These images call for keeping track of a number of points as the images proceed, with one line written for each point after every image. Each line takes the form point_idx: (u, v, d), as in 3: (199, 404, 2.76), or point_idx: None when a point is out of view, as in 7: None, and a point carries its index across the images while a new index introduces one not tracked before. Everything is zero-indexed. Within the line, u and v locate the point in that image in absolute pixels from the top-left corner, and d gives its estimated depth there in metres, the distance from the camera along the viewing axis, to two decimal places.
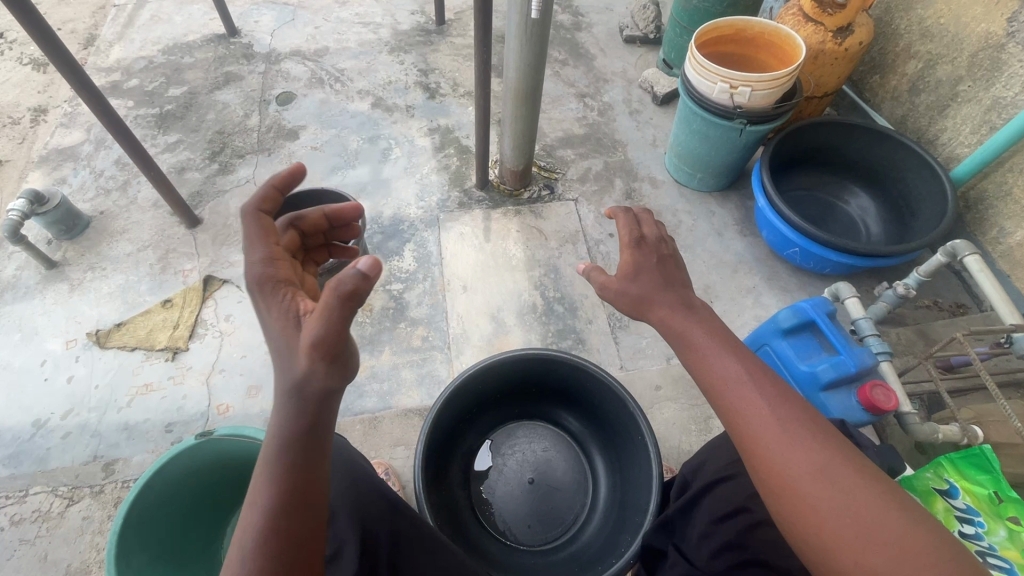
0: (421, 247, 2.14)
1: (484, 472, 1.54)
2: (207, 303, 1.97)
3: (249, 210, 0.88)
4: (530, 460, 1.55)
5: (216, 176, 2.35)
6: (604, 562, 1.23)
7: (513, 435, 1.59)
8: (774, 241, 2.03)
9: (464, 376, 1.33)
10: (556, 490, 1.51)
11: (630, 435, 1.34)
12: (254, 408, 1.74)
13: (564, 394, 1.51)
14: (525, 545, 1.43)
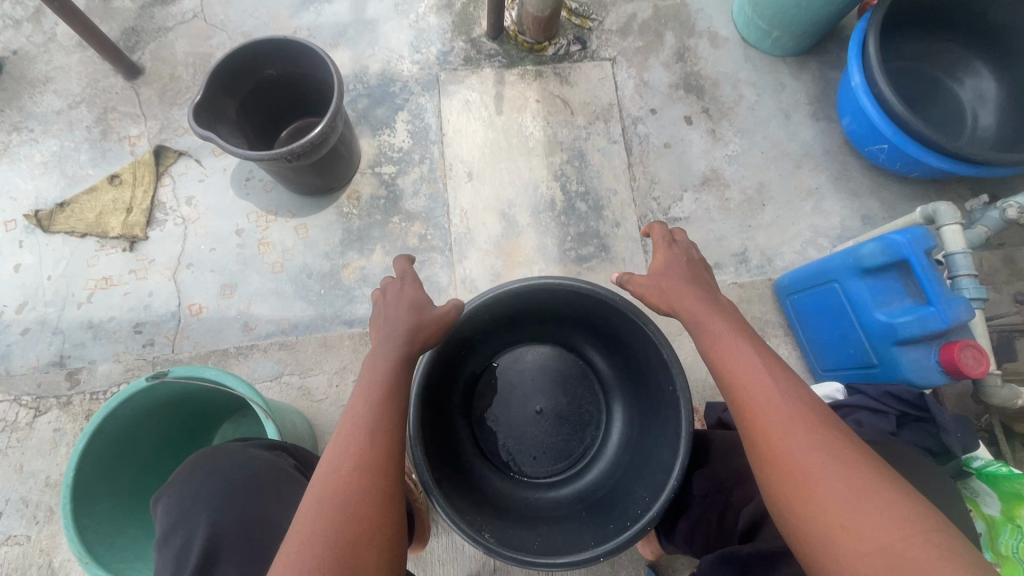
0: (417, 117, 1.73)
1: (488, 399, 1.39)
2: (162, 181, 1.65)
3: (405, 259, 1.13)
4: (540, 388, 1.40)
5: (152, 6, 1.83)
6: (617, 512, 1.13)
7: (523, 360, 1.42)
8: (861, 134, 1.60)
9: (471, 307, 1.09)
10: (566, 422, 1.39)
11: (660, 385, 1.14)
12: (230, 310, 1.55)
13: (584, 323, 1.29)
14: (529, 477, 1.34)
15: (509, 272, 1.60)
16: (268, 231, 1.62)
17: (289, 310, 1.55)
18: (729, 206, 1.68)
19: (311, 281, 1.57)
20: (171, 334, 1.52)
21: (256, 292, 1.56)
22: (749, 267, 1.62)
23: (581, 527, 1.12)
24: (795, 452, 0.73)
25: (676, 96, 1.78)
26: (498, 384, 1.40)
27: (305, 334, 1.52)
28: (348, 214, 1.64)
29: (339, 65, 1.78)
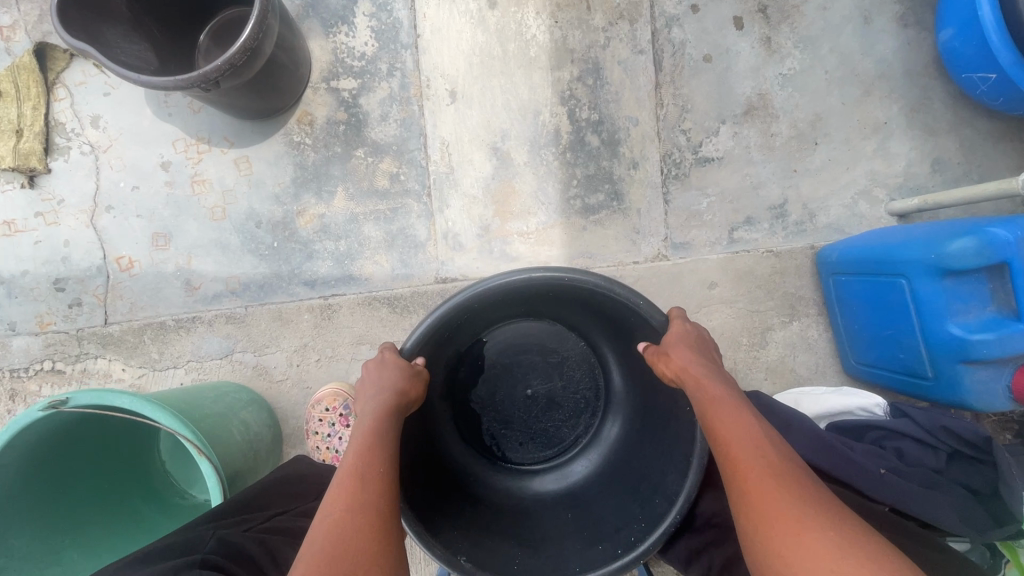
0: (382, 10, 1.30)
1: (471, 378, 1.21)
2: (56, 94, 1.29)
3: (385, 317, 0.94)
4: (533, 370, 1.22)
5: None
6: (607, 521, 1.00)
7: (517, 338, 1.22)
8: (963, 55, 1.22)
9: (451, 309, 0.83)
10: (559, 408, 1.23)
11: (676, 398, 0.94)
12: (167, 265, 1.30)
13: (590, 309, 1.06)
14: (513, 462, 1.21)
15: (500, 225, 1.32)
16: (201, 165, 1.30)
17: (237, 266, 1.30)
18: (774, 145, 1.36)
19: (260, 231, 1.30)
20: (101, 294, 1.30)
21: (195, 244, 1.30)
22: (786, 224, 1.34)
23: (567, 537, 0.99)
24: (779, 522, 0.62)
25: None
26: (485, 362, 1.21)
27: (258, 297, 1.29)
28: (299, 145, 1.31)
29: None
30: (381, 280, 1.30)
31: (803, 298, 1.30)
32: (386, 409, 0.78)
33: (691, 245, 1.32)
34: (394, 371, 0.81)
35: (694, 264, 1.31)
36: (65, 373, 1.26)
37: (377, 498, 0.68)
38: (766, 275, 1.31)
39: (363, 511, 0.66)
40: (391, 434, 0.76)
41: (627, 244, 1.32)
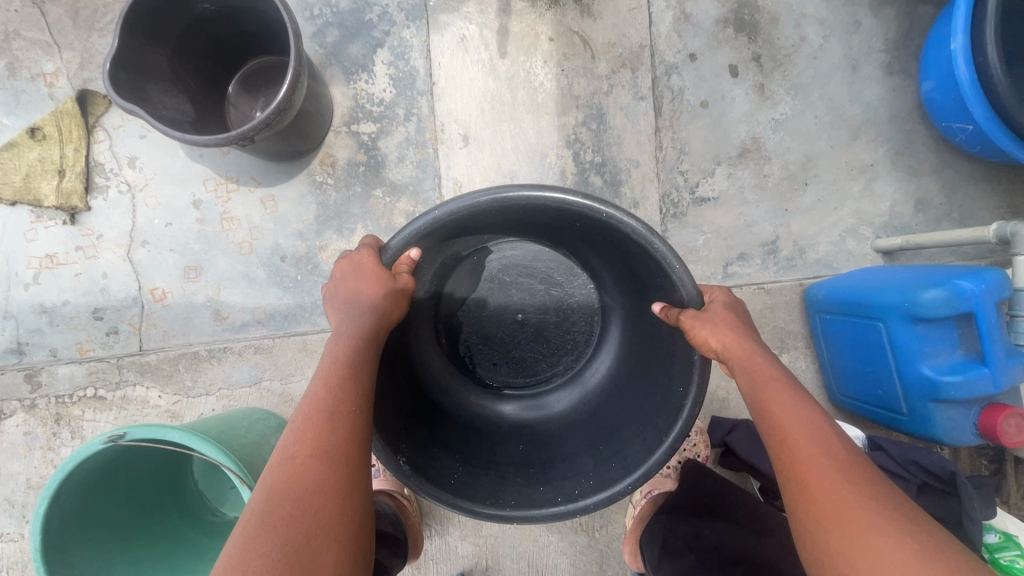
0: (400, 59, 1.40)
1: (465, 289, 1.21)
2: (95, 136, 1.39)
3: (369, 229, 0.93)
4: (529, 295, 1.23)
5: None
6: (561, 459, 1.01)
7: (524, 259, 1.21)
8: (942, 104, 1.31)
9: (461, 207, 0.79)
10: (540, 339, 1.26)
11: (672, 337, 0.92)
12: (198, 296, 1.40)
13: (609, 252, 1.04)
14: (481, 379, 1.25)
15: None
16: (230, 203, 1.40)
17: (264, 297, 1.39)
18: (766, 185, 1.44)
19: (285, 265, 1.39)
20: (136, 322, 1.39)
21: (224, 276, 1.39)
22: (777, 260, 1.43)
23: (513, 467, 0.99)
24: (842, 520, 0.66)
25: (722, 36, 1.43)
26: (483, 272, 1.21)
27: (283, 326, 1.39)
28: (322, 185, 1.40)
29: None
30: None
31: (792, 331, 1.39)
32: (362, 319, 0.82)
33: None
34: (376, 280, 0.82)
35: None
36: (106, 399, 1.36)
37: (342, 440, 0.72)
38: (758, 310, 1.39)
39: (325, 456, 0.71)
40: (361, 360, 0.79)
41: None
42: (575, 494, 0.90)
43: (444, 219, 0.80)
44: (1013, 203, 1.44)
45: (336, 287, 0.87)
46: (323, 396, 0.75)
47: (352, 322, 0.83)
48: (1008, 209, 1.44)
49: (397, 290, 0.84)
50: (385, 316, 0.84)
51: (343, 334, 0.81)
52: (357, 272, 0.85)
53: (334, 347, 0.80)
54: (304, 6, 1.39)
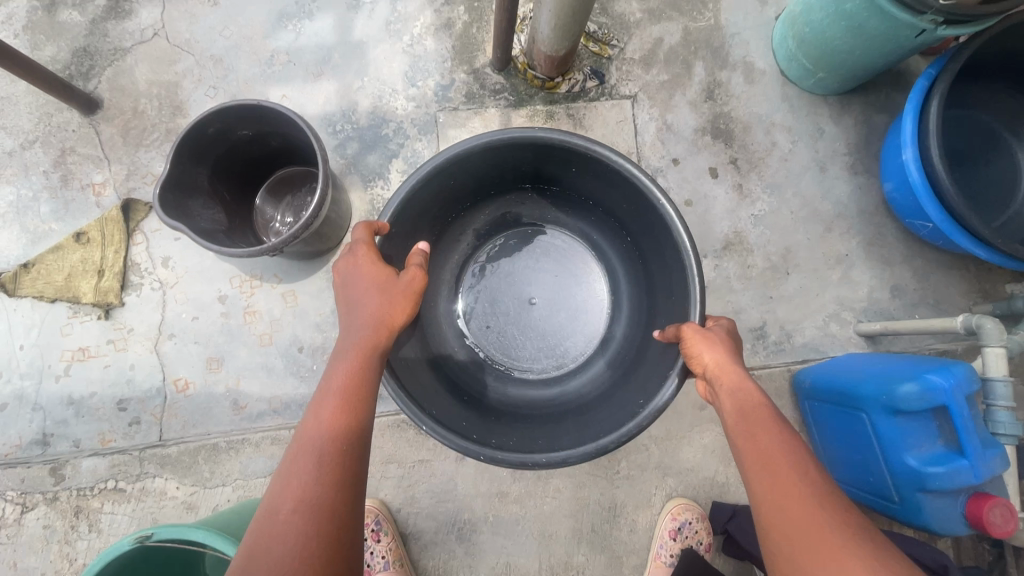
0: (413, 167, 1.55)
1: (512, 246, 1.49)
2: (134, 238, 1.52)
3: (364, 231, 0.99)
4: (552, 288, 1.47)
5: (107, 20, 1.60)
6: (493, 426, 1.15)
7: (567, 250, 1.48)
8: (904, 205, 1.44)
9: (551, 136, 1.06)
10: (534, 328, 1.45)
11: (674, 309, 1.12)
12: (218, 386, 1.47)
13: (637, 250, 1.30)
14: (467, 324, 1.45)
15: None
16: (253, 298, 1.50)
17: (281, 386, 1.47)
18: (751, 274, 1.55)
19: (302, 355, 1.48)
20: (157, 412, 1.46)
21: (244, 366, 1.48)
22: (766, 344, 1.51)
23: (449, 405, 1.14)
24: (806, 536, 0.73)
25: (701, 143, 1.59)
26: (532, 241, 1.49)
27: (298, 414, 1.46)
28: None
29: (324, 99, 1.58)
30: None
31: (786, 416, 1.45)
32: (374, 320, 0.93)
33: None
34: (385, 282, 0.96)
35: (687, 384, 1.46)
36: (125, 491, 1.41)
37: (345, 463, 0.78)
38: None
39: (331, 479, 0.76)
40: (363, 385, 0.87)
41: None
42: (492, 445, 1.01)
43: (527, 137, 1.06)
44: (983, 288, 1.55)
45: (345, 290, 0.96)
46: (331, 416, 0.82)
47: (360, 316, 0.94)
48: (978, 293, 1.55)
49: (406, 292, 0.98)
50: (394, 324, 0.95)
51: (361, 331, 0.92)
52: (367, 274, 0.96)
53: (354, 335, 0.92)
54: (328, 123, 1.56)
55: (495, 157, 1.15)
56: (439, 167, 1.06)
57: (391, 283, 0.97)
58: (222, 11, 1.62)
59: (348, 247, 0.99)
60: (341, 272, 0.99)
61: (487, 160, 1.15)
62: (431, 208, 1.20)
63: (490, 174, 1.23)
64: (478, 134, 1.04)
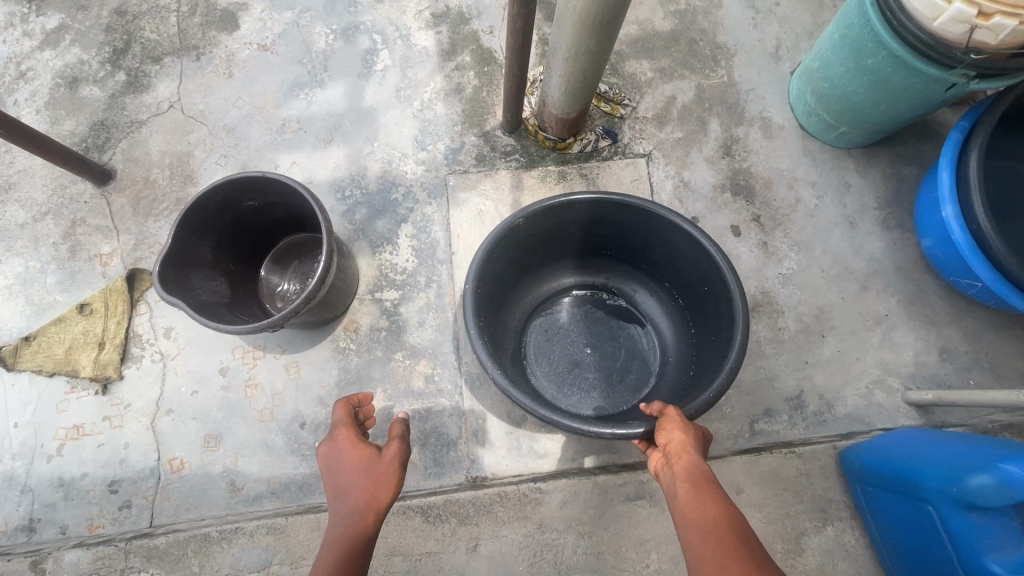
0: (422, 231, 1.51)
1: (617, 307, 1.51)
2: (138, 308, 1.48)
3: (343, 404, 1.03)
4: (602, 369, 1.45)
5: (124, 94, 1.64)
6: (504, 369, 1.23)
7: (643, 351, 1.46)
8: (948, 263, 1.34)
9: (722, 260, 1.14)
10: (566, 365, 1.45)
11: (715, 358, 1.17)
12: (215, 466, 1.39)
13: (696, 368, 1.27)
14: (540, 307, 1.50)
15: (529, 422, 1.38)
16: (255, 369, 1.44)
17: (280, 466, 1.38)
18: (782, 338, 1.43)
19: (304, 431, 1.40)
20: (149, 494, 1.37)
21: (242, 444, 1.39)
22: (805, 414, 1.38)
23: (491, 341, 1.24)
24: None
25: (721, 200, 1.52)
26: (629, 318, 1.50)
27: (297, 497, 1.35)
28: (344, 349, 1.44)
29: (333, 165, 1.56)
30: (413, 481, 1.33)
31: (835, 500, 1.31)
32: (358, 505, 0.88)
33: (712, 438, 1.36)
34: (367, 464, 0.93)
35: (719, 462, 1.33)
36: None
37: None
38: (792, 475, 1.32)
39: None
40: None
41: None
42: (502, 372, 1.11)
43: (705, 244, 1.16)
44: None
45: (329, 469, 0.94)
46: None
47: (344, 503, 0.89)
48: None
49: (391, 470, 0.93)
50: (381, 507, 0.90)
51: (346, 520, 0.86)
52: (348, 455, 0.94)
53: (338, 527, 0.85)
54: (337, 189, 1.54)
55: (641, 218, 1.26)
56: (635, 207, 1.22)
57: (374, 463, 0.93)
58: (236, 82, 1.64)
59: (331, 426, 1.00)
60: (322, 460, 0.96)
61: (661, 232, 1.26)
62: (599, 226, 1.34)
63: (645, 239, 1.33)
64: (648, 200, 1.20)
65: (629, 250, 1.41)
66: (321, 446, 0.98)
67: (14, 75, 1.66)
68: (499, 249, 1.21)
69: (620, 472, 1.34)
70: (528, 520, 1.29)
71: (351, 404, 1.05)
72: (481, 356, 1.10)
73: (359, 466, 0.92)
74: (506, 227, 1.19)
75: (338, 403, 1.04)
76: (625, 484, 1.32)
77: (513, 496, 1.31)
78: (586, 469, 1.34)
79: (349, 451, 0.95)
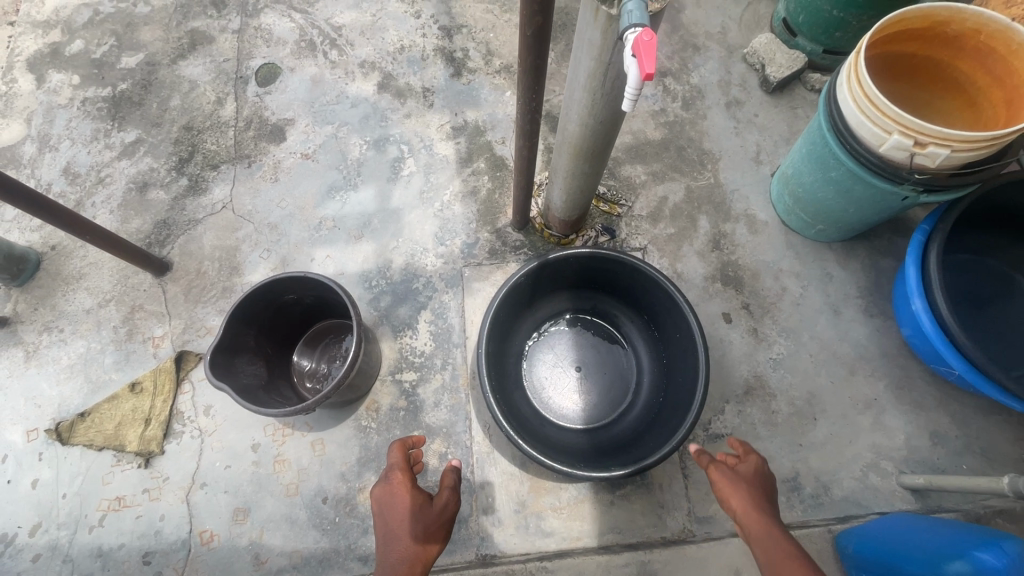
0: (439, 317, 1.67)
1: (602, 329, 1.65)
2: (182, 387, 1.64)
3: (398, 449, 1.17)
4: (588, 389, 1.58)
5: (185, 196, 1.89)
6: (505, 400, 1.37)
7: (624, 371, 1.60)
8: (925, 351, 1.44)
9: (694, 320, 1.30)
10: (557, 385, 1.58)
11: (683, 399, 1.32)
12: (242, 538, 1.48)
13: (669, 396, 1.42)
14: (534, 331, 1.63)
15: (536, 501, 1.46)
16: (284, 446, 1.56)
17: (303, 540, 1.47)
18: (776, 421, 1.52)
19: (326, 506, 1.50)
20: (180, 566, 1.47)
21: (269, 518, 1.49)
22: (803, 497, 1.44)
23: (495, 373, 1.38)
24: None
25: (712, 289, 1.67)
26: (611, 340, 1.64)
27: (317, 571, 1.44)
28: (365, 428, 1.56)
29: (363, 258, 1.76)
30: None
31: None
32: (410, 549, 0.96)
33: (713, 519, 1.42)
34: (420, 511, 1.03)
35: (719, 544, 1.39)
36: None
37: None
38: None
39: None
40: None
41: (654, 518, 1.43)
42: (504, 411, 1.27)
43: (679, 302, 1.32)
44: None
45: (384, 510, 1.04)
46: None
47: (397, 548, 0.97)
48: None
49: (440, 520, 1.03)
50: (430, 555, 0.98)
51: (397, 562, 0.94)
52: (402, 497, 1.05)
53: (390, 570, 0.93)
54: (365, 279, 1.73)
55: (625, 268, 1.42)
56: (622, 261, 1.39)
57: (426, 511, 1.03)
58: (281, 186, 1.89)
59: (388, 469, 1.12)
60: (377, 499, 1.06)
61: (644, 283, 1.42)
62: (592, 271, 1.50)
63: (629, 284, 1.48)
64: (633, 256, 1.37)
65: (613, 287, 1.55)
66: (379, 487, 1.08)
67: (94, 181, 1.93)
68: (506, 299, 1.37)
69: (623, 551, 1.40)
70: None
71: (404, 448, 1.20)
72: (492, 403, 1.28)
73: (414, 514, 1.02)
74: (511, 283, 1.35)
75: (392, 448, 1.18)
76: (627, 565, 1.38)
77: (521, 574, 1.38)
78: (590, 548, 1.41)
79: (404, 496, 1.05)
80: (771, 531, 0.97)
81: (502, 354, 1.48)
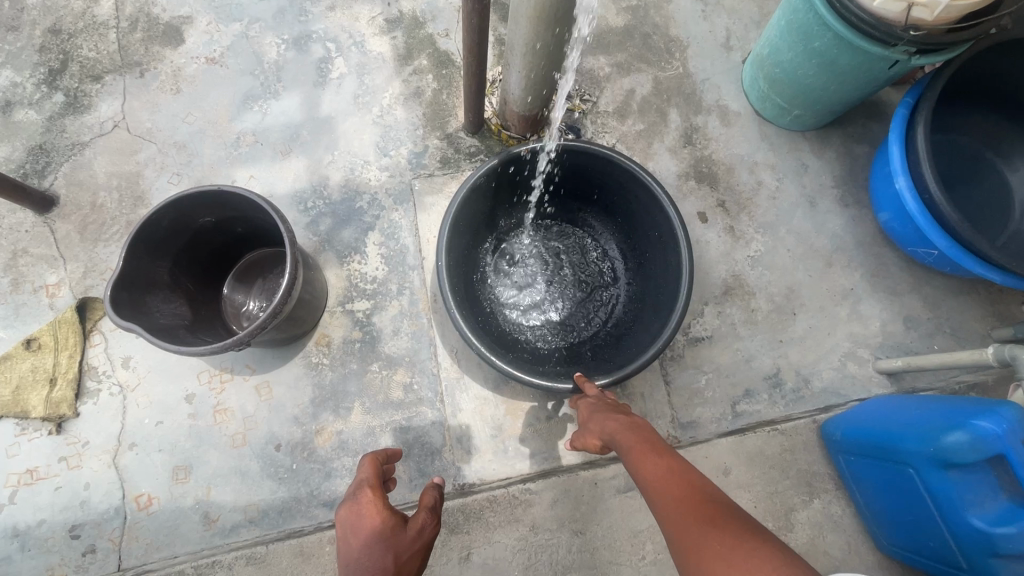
0: (390, 238, 1.48)
1: (573, 233, 1.52)
2: (91, 340, 1.40)
3: (366, 466, 0.96)
4: (562, 296, 1.45)
5: (63, 115, 1.55)
6: (473, 317, 1.23)
7: (597, 276, 1.48)
8: (904, 233, 1.38)
9: (673, 213, 1.17)
10: (528, 296, 1.45)
11: (664, 299, 1.21)
12: (186, 498, 1.31)
13: (650, 295, 1.30)
14: (501, 240, 1.48)
15: (513, 423, 1.35)
16: (224, 394, 1.37)
17: (257, 492, 1.31)
18: (756, 318, 1.45)
19: (280, 453, 1.34)
20: (116, 536, 1.29)
21: (215, 473, 1.33)
22: (784, 392, 1.41)
23: (460, 288, 1.23)
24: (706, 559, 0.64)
25: (686, 188, 1.54)
26: (584, 245, 1.51)
27: (277, 523, 1.29)
28: (317, 365, 1.39)
29: (293, 177, 1.52)
30: (399, 495, 1.30)
31: (817, 474, 1.35)
32: None
33: (697, 424, 1.37)
34: (389, 536, 0.79)
35: (706, 446, 1.35)
36: None
37: None
38: (777, 453, 1.36)
39: None
40: None
41: None
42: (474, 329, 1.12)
43: (657, 195, 1.18)
44: (998, 311, 1.48)
45: (346, 544, 0.80)
46: None
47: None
48: (994, 316, 1.48)
49: (415, 549, 0.79)
50: None
51: None
52: (369, 522, 0.81)
53: None
54: (298, 201, 1.50)
55: (597, 164, 1.26)
56: (593, 154, 1.22)
57: (399, 532, 0.80)
58: (185, 98, 1.58)
59: (354, 492, 0.90)
60: (340, 522, 0.84)
61: (618, 178, 1.27)
62: (560, 170, 1.33)
63: (601, 182, 1.33)
64: (606, 149, 1.20)
65: (582, 188, 1.39)
66: (343, 511, 0.86)
67: None
68: (465, 206, 1.19)
69: (609, 465, 1.33)
70: (520, 523, 1.28)
71: (374, 463, 0.99)
72: (460, 321, 1.12)
73: (384, 537, 0.78)
74: (469, 186, 1.17)
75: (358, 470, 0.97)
76: (615, 477, 1.31)
77: (503, 500, 1.29)
78: (574, 466, 1.33)
79: (374, 518, 0.82)
80: (637, 429, 0.93)
81: (467, 268, 1.32)
